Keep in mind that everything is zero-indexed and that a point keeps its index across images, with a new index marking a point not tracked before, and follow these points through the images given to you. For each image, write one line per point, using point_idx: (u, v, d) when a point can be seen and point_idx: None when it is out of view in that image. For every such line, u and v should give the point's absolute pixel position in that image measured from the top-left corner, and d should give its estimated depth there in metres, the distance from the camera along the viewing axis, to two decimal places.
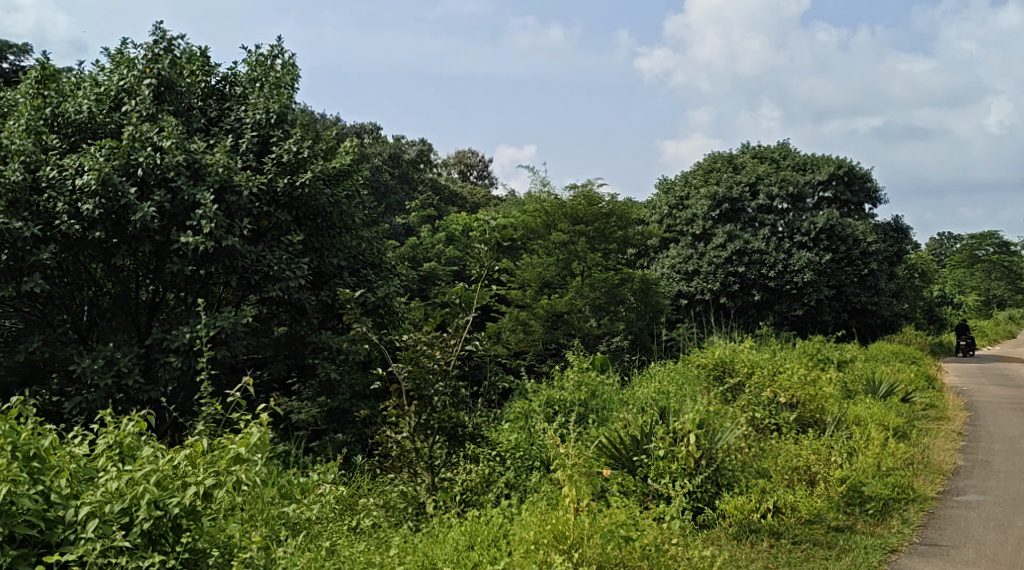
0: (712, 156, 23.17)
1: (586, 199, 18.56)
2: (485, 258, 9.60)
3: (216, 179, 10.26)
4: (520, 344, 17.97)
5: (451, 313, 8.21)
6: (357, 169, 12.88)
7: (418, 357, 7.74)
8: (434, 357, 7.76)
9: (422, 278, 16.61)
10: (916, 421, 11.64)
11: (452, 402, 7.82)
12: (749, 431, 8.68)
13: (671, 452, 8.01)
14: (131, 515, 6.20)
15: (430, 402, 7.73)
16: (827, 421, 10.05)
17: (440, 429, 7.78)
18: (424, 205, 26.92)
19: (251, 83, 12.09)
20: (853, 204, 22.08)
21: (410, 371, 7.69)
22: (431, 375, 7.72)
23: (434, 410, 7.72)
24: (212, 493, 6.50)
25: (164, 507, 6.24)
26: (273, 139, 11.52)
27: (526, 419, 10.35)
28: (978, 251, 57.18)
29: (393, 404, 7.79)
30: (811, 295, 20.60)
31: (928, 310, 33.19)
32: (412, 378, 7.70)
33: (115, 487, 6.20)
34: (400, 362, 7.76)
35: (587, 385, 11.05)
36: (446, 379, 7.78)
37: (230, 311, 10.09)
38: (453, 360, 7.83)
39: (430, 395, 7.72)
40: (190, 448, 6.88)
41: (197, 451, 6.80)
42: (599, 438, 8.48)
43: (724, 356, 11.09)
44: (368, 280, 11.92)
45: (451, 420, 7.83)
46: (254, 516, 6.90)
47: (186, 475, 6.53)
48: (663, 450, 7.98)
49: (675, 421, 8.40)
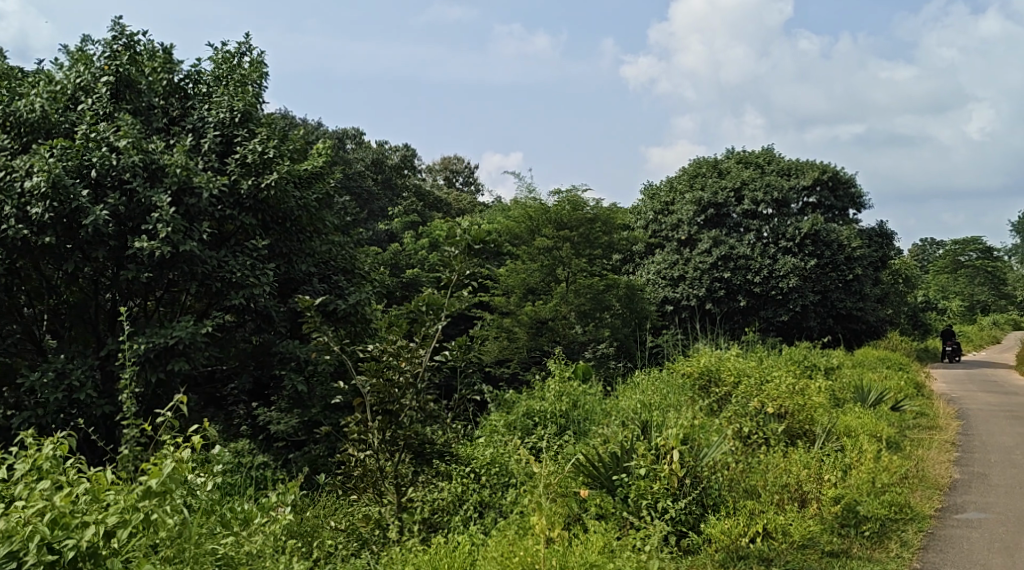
0: (697, 160, 22.81)
1: (571, 204, 17.99)
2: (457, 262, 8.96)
3: (175, 180, 9.87)
4: (503, 352, 17.52)
5: (417, 322, 7.49)
6: (329, 171, 12.42)
7: (383, 369, 7.22)
8: (399, 369, 7.23)
9: (404, 285, 16.11)
10: (908, 430, 11.23)
11: (421, 416, 7.32)
12: (736, 446, 8.24)
13: (653, 470, 7.55)
14: (19, 559, 5.86)
15: (396, 418, 7.22)
16: (817, 432, 9.62)
17: (406, 446, 7.28)
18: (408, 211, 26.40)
19: (214, 80, 11.78)
20: (838, 209, 21.75)
21: (372, 384, 7.15)
22: (395, 390, 7.18)
23: (400, 425, 7.23)
24: (115, 532, 6.10)
25: (58, 550, 5.92)
26: (236, 139, 11.06)
27: (504, 432, 9.91)
28: (962, 257, 57.23)
29: (356, 420, 7.25)
30: (797, 301, 20.24)
31: (914, 315, 32.98)
32: (375, 392, 7.15)
33: (4, 526, 5.89)
34: (364, 376, 7.18)
35: (567, 395, 10.61)
36: (413, 392, 7.25)
37: (188, 321, 9.63)
38: (421, 373, 7.27)
39: (395, 409, 7.20)
40: (95, 481, 6.52)
41: (100, 486, 6.44)
42: (576, 456, 8.04)
43: (710, 364, 10.67)
44: (339, 287, 11.46)
45: (419, 436, 7.34)
46: (180, 554, 6.25)
47: (87, 512, 6.17)
48: (645, 469, 7.51)
49: (657, 436, 7.97)
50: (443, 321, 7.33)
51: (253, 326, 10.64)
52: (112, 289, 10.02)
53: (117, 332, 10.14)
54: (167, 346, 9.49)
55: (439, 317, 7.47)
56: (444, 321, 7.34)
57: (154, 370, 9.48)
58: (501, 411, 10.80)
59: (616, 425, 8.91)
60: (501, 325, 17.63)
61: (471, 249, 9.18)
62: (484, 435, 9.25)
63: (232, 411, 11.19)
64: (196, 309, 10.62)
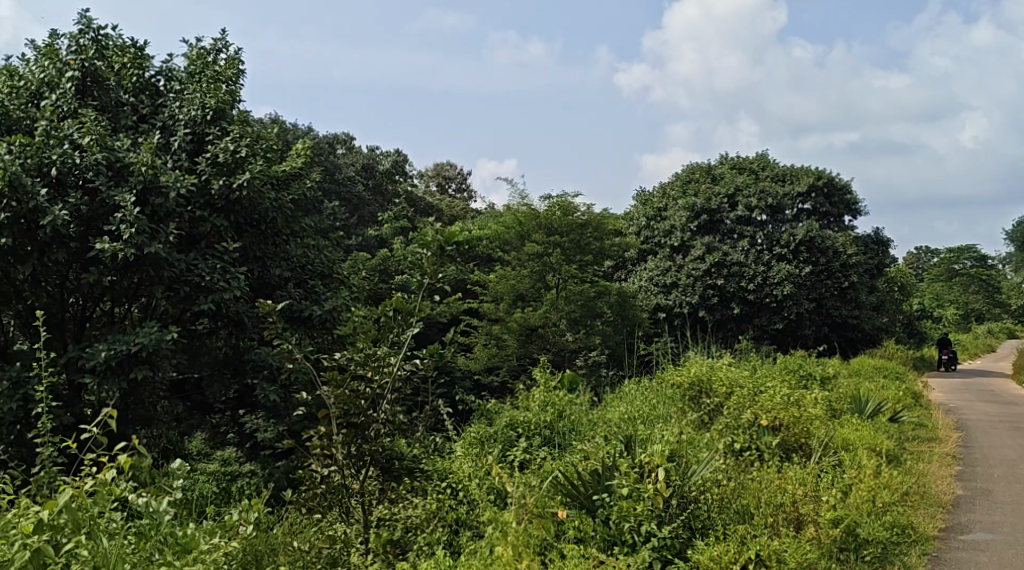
0: (690, 166, 22.42)
1: (561, 209, 17.58)
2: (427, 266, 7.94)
3: (140, 180, 9.47)
4: (492, 360, 17.06)
5: (384, 330, 6.97)
6: (306, 173, 11.95)
7: (349, 379, 6.74)
8: (367, 379, 6.76)
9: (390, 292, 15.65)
10: (907, 442, 10.80)
11: (392, 429, 6.81)
12: (727, 464, 7.80)
13: (637, 490, 7.09)
14: None
15: (363, 431, 6.70)
16: (813, 445, 9.20)
17: (374, 462, 6.79)
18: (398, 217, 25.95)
19: (187, 77, 11.34)
20: (833, 216, 21.34)
21: (336, 394, 6.66)
22: (362, 401, 6.69)
23: (366, 440, 6.71)
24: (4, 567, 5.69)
25: None
26: (208, 138, 10.60)
27: (485, 445, 9.44)
28: (955, 265, 56.97)
29: (320, 434, 6.72)
30: (791, 308, 19.80)
31: (909, 324, 32.59)
32: (340, 404, 6.66)
33: None
34: (328, 386, 6.70)
35: (552, 404, 10.15)
36: (382, 404, 6.76)
37: (153, 326, 9.16)
38: (390, 383, 6.77)
39: (361, 423, 6.70)
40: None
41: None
42: (554, 474, 7.60)
43: (701, 374, 10.21)
44: (315, 291, 10.97)
45: (388, 452, 6.85)
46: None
47: None
48: (628, 488, 7.05)
49: (642, 453, 7.55)
50: (415, 328, 6.82)
51: (224, 331, 10.17)
52: (75, 293, 9.60)
53: (84, 338, 9.72)
54: (130, 353, 9.02)
55: (408, 324, 6.96)
56: (415, 327, 6.83)
57: (116, 378, 9.01)
58: (483, 422, 10.34)
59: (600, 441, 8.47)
60: (491, 333, 17.22)
61: (444, 252, 8.13)
62: (464, 447, 8.81)
63: (216, 419, 10.74)
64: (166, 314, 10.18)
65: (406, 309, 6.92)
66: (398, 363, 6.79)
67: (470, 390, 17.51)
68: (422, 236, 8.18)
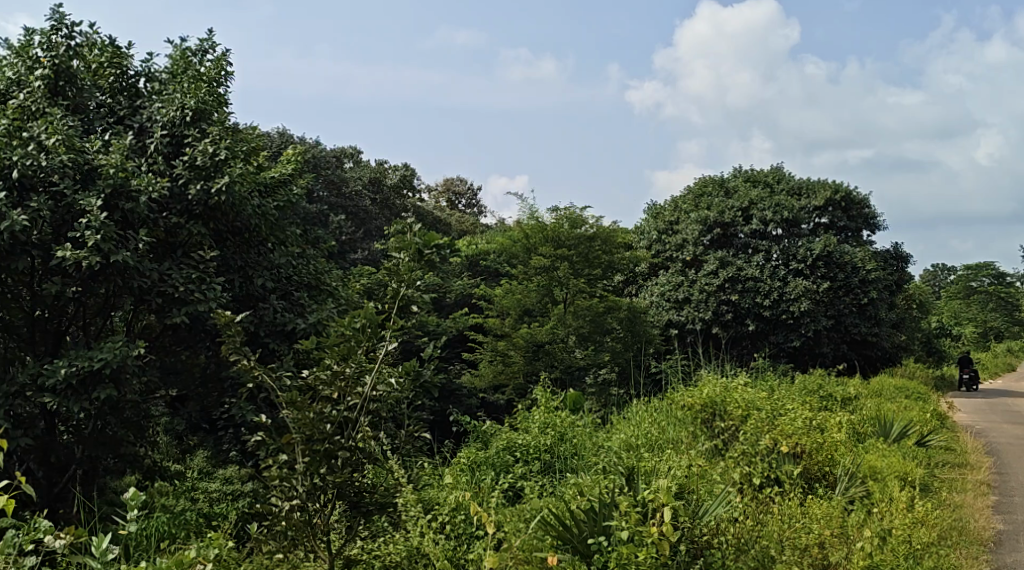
0: (703, 179, 21.69)
1: (570, 222, 16.86)
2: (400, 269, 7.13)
3: (108, 183, 8.80)
4: (498, 378, 16.44)
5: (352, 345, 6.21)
6: (292, 181, 11.28)
7: (313, 401, 6.04)
8: (334, 401, 6.06)
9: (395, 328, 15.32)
10: (938, 469, 9.98)
11: (364, 458, 6.08)
12: (744, 504, 7.06)
13: (638, 534, 6.34)
14: None
15: (328, 460, 5.96)
16: (837, 475, 8.48)
17: (342, 495, 6.06)
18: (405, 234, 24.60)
19: (167, 76, 10.64)
20: (851, 231, 20.49)
21: (298, 418, 5.93)
22: (327, 425, 5.96)
23: (331, 470, 5.95)
24: None
25: None
26: (186, 140, 9.86)
27: (478, 471, 8.70)
28: (973, 282, 55.68)
29: (281, 464, 6.00)
30: (809, 325, 18.90)
31: (929, 342, 31.56)
32: (302, 429, 5.93)
33: None
34: (288, 407, 6.01)
35: (553, 427, 9.42)
36: (352, 429, 6.05)
37: (119, 342, 8.47)
38: (358, 405, 6.06)
39: (326, 451, 5.95)
40: None
41: None
42: (543, 512, 6.88)
43: (714, 394, 9.33)
44: (300, 304, 10.27)
45: (359, 483, 6.11)
46: None
47: None
48: (628, 532, 6.28)
49: (644, 490, 6.80)
50: (389, 342, 6.10)
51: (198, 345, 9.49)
52: (38, 307, 8.91)
53: (54, 353, 9.05)
54: (92, 371, 8.33)
55: (378, 338, 6.20)
56: (385, 341, 6.12)
57: (77, 398, 8.34)
58: (475, 446, 9.57)
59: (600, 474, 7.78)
60: (497, 349, 16.51)
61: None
62: (453, 475, 8.06)
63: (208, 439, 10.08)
64: (138, 330, 9.51)
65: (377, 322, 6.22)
66: (368, 381, 6.07)
67: (475, 409, 16.88)
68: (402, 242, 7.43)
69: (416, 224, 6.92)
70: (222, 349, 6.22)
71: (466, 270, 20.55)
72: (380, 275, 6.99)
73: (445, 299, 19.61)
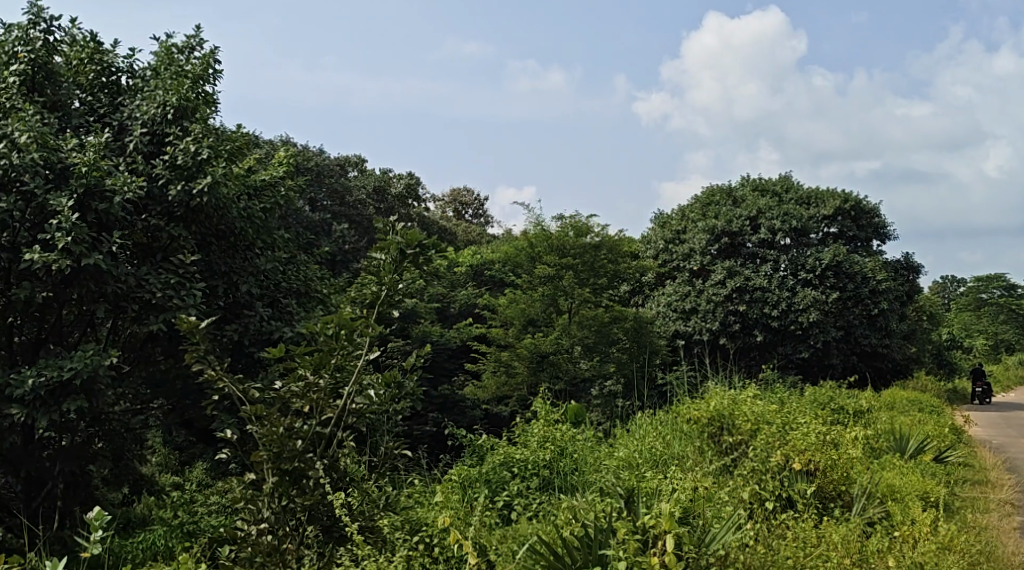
0: (710, 188, 21.22)
1: (574, 230, 16.40)
2: (384, 271, 6.74)
3: (81, 182, 8.34)
4: (501, 389, 15.94)
5: (328, 353, 5.89)
6: (283, 183, 10.82)
7: (282, 416, 5.69)
8: (305, 416, 5.72)
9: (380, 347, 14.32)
10: (958, 487, 9.47)
11: (338, 477, 5.72)
12: (754, 531, 6.60)
13: (636, 564, 5.88)
14: None
15: (299, 481, 5.62)
16: (853, 494, 8.01)
17: (314, 518, 5.68)
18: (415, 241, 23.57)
19: (150, 73, 10.20)
20: (861, 240, 19.97)
21: (266, 434, 5.58)
22: (297, 442, 5.62)
23: (302, 491, 5.62)
24: None
25: None
26: (167, 138, 9.42)
27: (470, 489, 8.22)
28: (983, 294, 54.88)
29: (248, 485, 5.71)
30: (818, 336, 18.37)
31: (939, 355, 30.91)
32: (269, 446, 5.57)
33: None
34: (254, 422, 5.67)
35: (552, 441, 8.93)
36: (323, 446, 5.74)
37: (90, 350, 8.01)
38: (333, 418, 5.75)
39: (296, 470, 5.62)
40: None
41: None
42: (535, 538, 6.43)
43: (721, 406, 8.83)
44: (288, 311, 9.83)
45: (333, 505, 5.73)
46: None
47: None
48: (626, 562, 5.83)
49: (644, 516, 6.35)
50: (367, 351, 5.79)
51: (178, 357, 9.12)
52: (7, 312, 8.45)
53: (25, 362, 8.59)
54: (62, 381, 7.88)
55: (353, 345, 5.84)
56: (360, 349, 5.81)
57: (45, 410, 7.88)
58: (469, 462, 9.09)
59: (599, 495, 7.32)
60: (499, 359, 16.02)
61: (406, 256, 6.80)
62: (443, 493, 7.60)
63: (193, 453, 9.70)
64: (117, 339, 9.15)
65: (354, 330, 5.81)
66: (346, 392, 5.74)
67: (478, 421, 16.40)
68: (382, 241, 6.90)
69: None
70: (185, 357, 5.76)
71: (470, 280, 20.08)
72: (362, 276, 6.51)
73: (448, 309, 19.14)
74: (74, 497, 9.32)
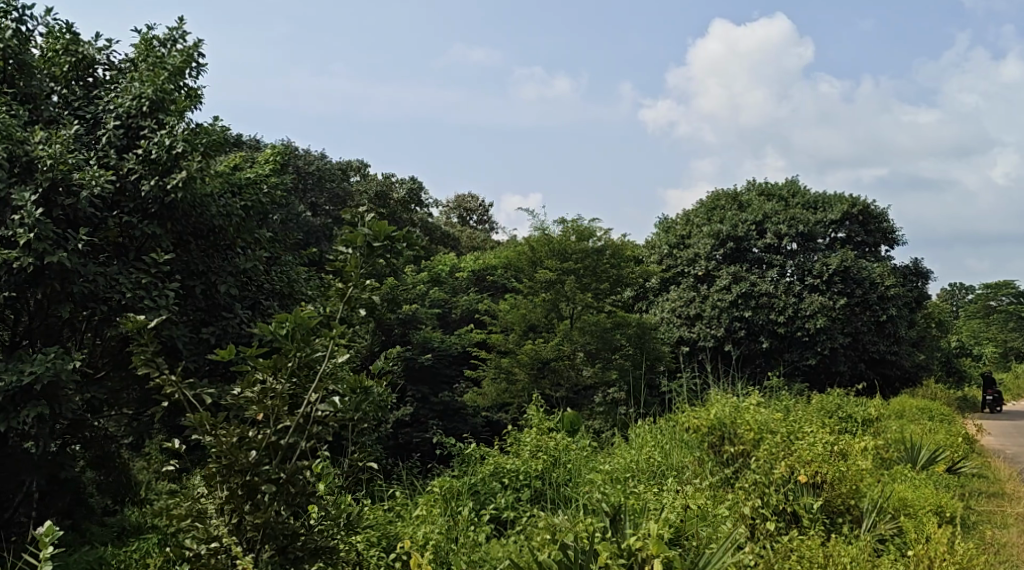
0: (716, 193, 20.74)
1: (576, 234, 15.97)
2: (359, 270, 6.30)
3: (47, 175, 7.92)
4: (502, 397, 15.35)
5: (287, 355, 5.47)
6: (267, 181, 10.37)
7: (236, 425, 5.32)
8: (260, 426, 5.34)
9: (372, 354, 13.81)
10: (973, 500, 8.99)
11: (296, 491, 5.36)
12: (753, 557, 6.17)
13: None
14: None
15: (251, 496, 5.25)
16: (863, 509, 7.51)
17: (269, 538, 5.29)
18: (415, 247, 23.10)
19: (128, 66, 9.76)
20: (869, 246, 19.47)
21: (218, 445, 5.23)
22: (250, 453, 5.25)
23: (255, 507, 5.25)
24: None
25: None
26: (142, 132, 9.01)
27: (458, 500, 7.67)
28: (992, 302, 54.24)
29: (197, 499, 5.33)
30: (825, 343, 17.82)
31: (949, 363, 30.32)
32: (221, 457, 5.22)
33: None
34: (204, 432, 5.30)
35: (545, 450, 8.46)
36: (280, 458, 5.36)
37: (52, 352, 7.59)
38: (291, 426, 5.36)
39: (250, 483, 5.25)
40: None
41: None
42: (514, 562, 6.03)
43: (723, 414, 8.35)
44: (268, 313, 9.37)
45: (291, 524, 5.33)
46: None
47: None
48: None
49: (630, 541, 5.94)
50: (329, 355, 5.40)
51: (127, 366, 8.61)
52: None
53: None
54: (22, 385, 7.45)
55: (314, 348, 5.43)
56: (321, 353, 5.41)
57: (4, 415, 7.47)
58: (457, 473, 8.63)
59: (583, 511, 6.91)
60: (500, 366, 15.53)
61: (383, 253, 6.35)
62: (425, 506, 7.16)
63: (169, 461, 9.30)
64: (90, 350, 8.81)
65: (313, 330, 5.40)
66: (309, 400, 5.35)
67: (478, 428, 15.89)
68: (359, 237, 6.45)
69: (367, 214, 5.78)
70: (134, 360, 5.34)
71: (471, 286, 19.63)
72: (328, 274, 6.00)
73: (449, 315, 18.66)
74: (49, 508, 9.20)
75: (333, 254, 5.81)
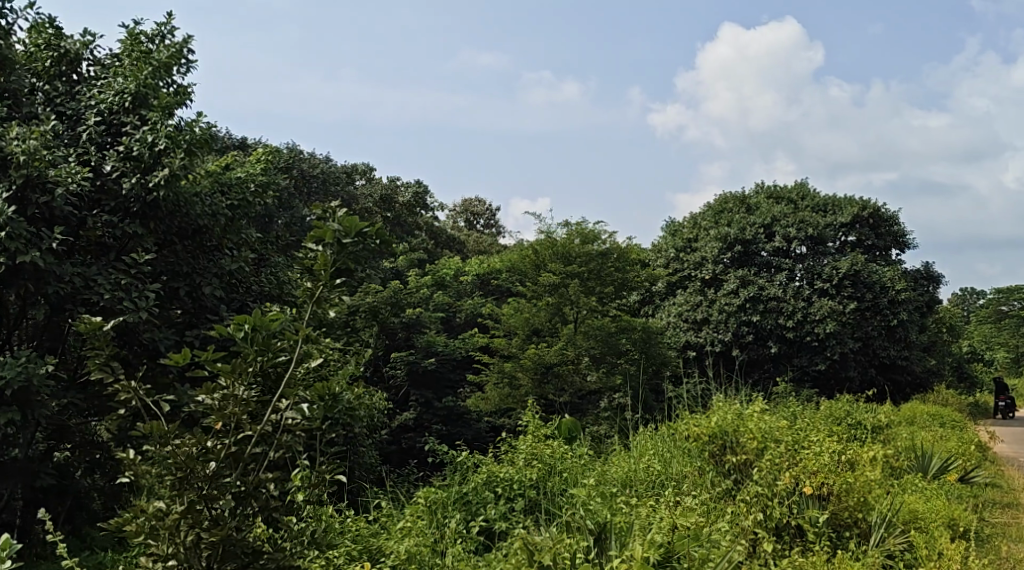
0: (723, 195, 20.39)
1: (580, 237, 15.65)
2: None
3: (22, 173, 7.63)
4: (504, 401, 14.94)
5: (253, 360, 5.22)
6: (257, 180, 10.09)
7: (195, 433, 5.08)
8: (222, 435, 5.11)
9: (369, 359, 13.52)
10: (987, 512, 8.64)
11: (256, 504, 5.13)
12: None
13: None
14: None
15: (208, 512, 5.03)
16: (871, 522, 7.18)
17: (227, 555, 5.06)
18: (420, 250, 22.76)
19: (114, 60, 9.47)
20: (880, 249, 19.06)
21: (175, 455, 5.01)
22: (209, 465, 5.03)
23: (212, 523, 5.02)
24: None
25: None
26: (124, 128, 8.73)
27: (448, 512, 7.36)
28: (1005, 306, 53.62)
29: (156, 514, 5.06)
30: (835, 348, 17.41)
31: (961, 368, 29.83)
32: (177, 469, 5.00)
33: None
34: (162, 442, 5.07)
35: (540, 458, 8.15)
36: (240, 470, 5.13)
37: (25, 356, 7.31)
38: (254, 436, 5.12)
39: (208, 496, 5.02)
40: None
41: None
42: None
43: (725, 422, 7.99)
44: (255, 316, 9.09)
45: (250, 540, 5.09)
46: None
47: None
48: None
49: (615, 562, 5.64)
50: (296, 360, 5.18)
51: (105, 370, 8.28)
52: None
53: None
54: None
55: (277, 352, 5.19)
56: (285, 358, 5.17)
57: None
58: (450, 482, 8.30)
59: (564, 529, 6.62)
60: (504, 371, 15.19)
61: None
62: (411, 518, 6.85)
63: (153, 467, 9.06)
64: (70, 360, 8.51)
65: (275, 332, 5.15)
66: (276, 407, 5.12)
67: (481, 435, 15.52)
68: None
69: (339, 209, 5.47)
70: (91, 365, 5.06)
71: (476, 290, 19.31)
72: (301, 275, 5.69)
73: (454, 318, 18.21)
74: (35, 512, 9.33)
75: (304, 252, 5.50)
